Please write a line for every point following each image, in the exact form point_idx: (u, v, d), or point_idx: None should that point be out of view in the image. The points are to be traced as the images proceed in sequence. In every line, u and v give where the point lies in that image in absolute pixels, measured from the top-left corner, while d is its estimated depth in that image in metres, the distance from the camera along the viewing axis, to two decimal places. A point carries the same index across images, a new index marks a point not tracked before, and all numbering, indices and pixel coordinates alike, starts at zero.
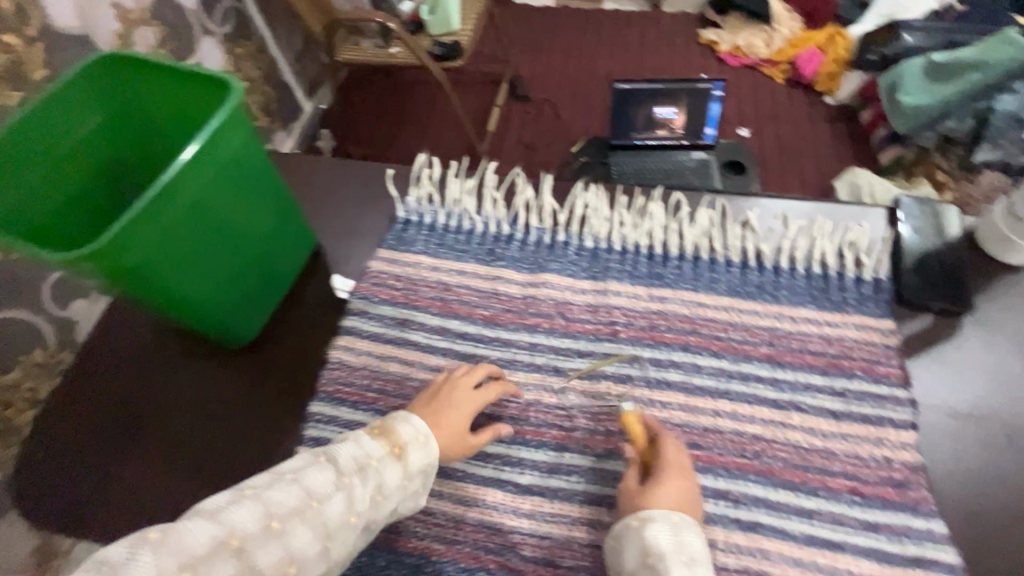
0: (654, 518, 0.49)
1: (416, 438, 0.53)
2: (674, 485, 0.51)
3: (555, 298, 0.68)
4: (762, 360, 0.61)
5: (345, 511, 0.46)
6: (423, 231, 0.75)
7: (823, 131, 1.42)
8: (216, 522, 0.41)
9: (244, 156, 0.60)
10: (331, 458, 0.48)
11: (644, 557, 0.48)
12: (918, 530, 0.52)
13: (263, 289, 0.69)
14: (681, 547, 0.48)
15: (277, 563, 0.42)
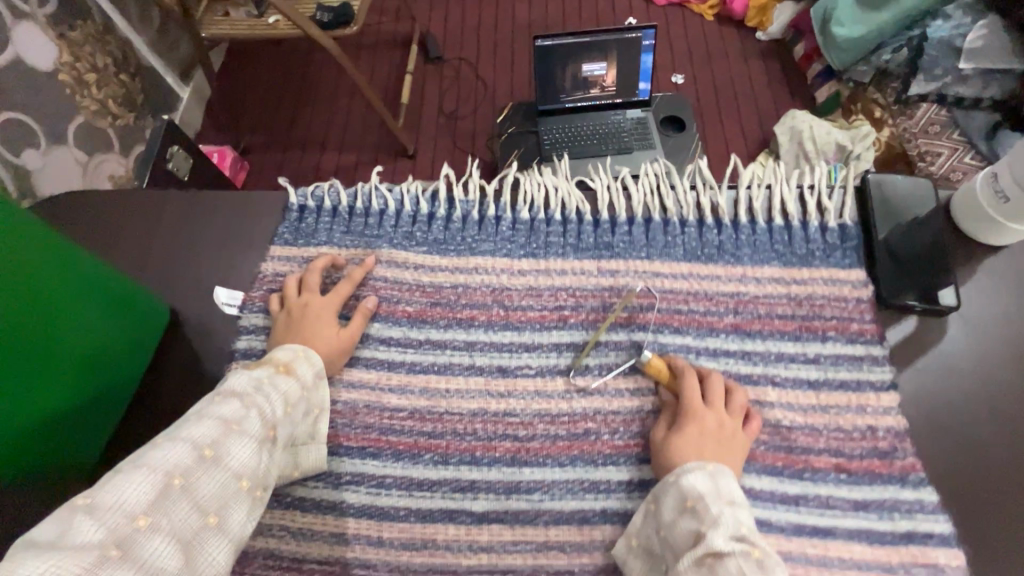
0: (688, 469, 0.45)
1: (295, 355, 0.49)
2: (711, 424, 0.48)
3: (490, 285, 0.57)
4: (729, 332, 0.54)
5: (264, 426, 0.44)
6: (324, 218, 0.63)
7: (752, 67, 1.55)
8: (148, 470, 0.37)
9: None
10: (230, 389, 0.44)
11: (682, 502, 0.43)
12: (907, 503, 0.47)
13: (112, 369, 0.53)
14: (719, 489, 0.43)
15: (219, 491, 0.39)
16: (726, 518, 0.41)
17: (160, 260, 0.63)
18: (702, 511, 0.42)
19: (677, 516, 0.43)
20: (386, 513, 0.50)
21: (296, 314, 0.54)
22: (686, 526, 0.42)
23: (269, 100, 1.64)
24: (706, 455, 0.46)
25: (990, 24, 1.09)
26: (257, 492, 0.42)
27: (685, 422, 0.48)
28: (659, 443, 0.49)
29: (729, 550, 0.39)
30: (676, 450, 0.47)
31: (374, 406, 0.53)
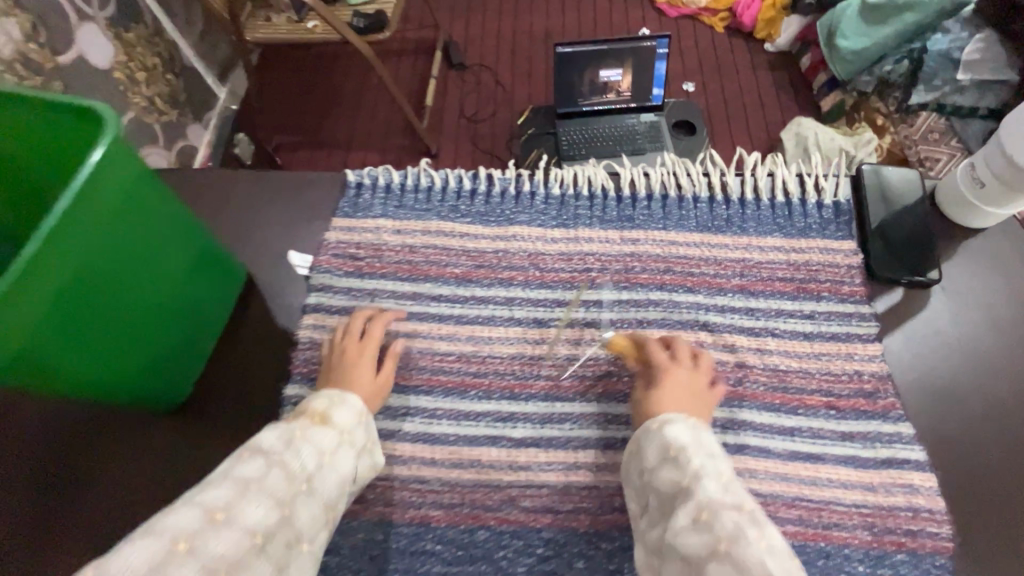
0: (670, 418, 0.48)
1: (331, 401, 0.51)
2: (682, 378, 0.53)
3: (526, 250, 0.66)
4: (736, 292, 0.62)
5: (288, 482, 0.43)
6: (379, 194, 0.70)
7: (757, 77, 1.65)
8: (154, 536, 0.35)
9: (130, 195, 0.49)
10: (259, 447, 0.45)
11: (665, 452, 0.45)
12: (888, 434, 0.55)
13: (181, 346, 0.58)
14: (699, 442, 0.45)
15: (232, 549, 0.37)
16: (707, 470, 0.42)
17: (233, 232, 0.70)
18: (682, 461, 0.44)
19: (659, 466, 0.45)
20: (435, 438, 0.58)
21: (336, 361, 0.57)
22: (671, 477, 0.43)
23: (299, 99, 1.73)
24: (681, 406, 0.51)
25: (986, 38, 1.16)
26: (292, 548, 0.42)
27: (661, 377, 0.53)
28: (639, 403, 0.53)
29: (722, 505, 0.39)
30: (658, 403, 0.51)
31: (425, 351, 0.61)
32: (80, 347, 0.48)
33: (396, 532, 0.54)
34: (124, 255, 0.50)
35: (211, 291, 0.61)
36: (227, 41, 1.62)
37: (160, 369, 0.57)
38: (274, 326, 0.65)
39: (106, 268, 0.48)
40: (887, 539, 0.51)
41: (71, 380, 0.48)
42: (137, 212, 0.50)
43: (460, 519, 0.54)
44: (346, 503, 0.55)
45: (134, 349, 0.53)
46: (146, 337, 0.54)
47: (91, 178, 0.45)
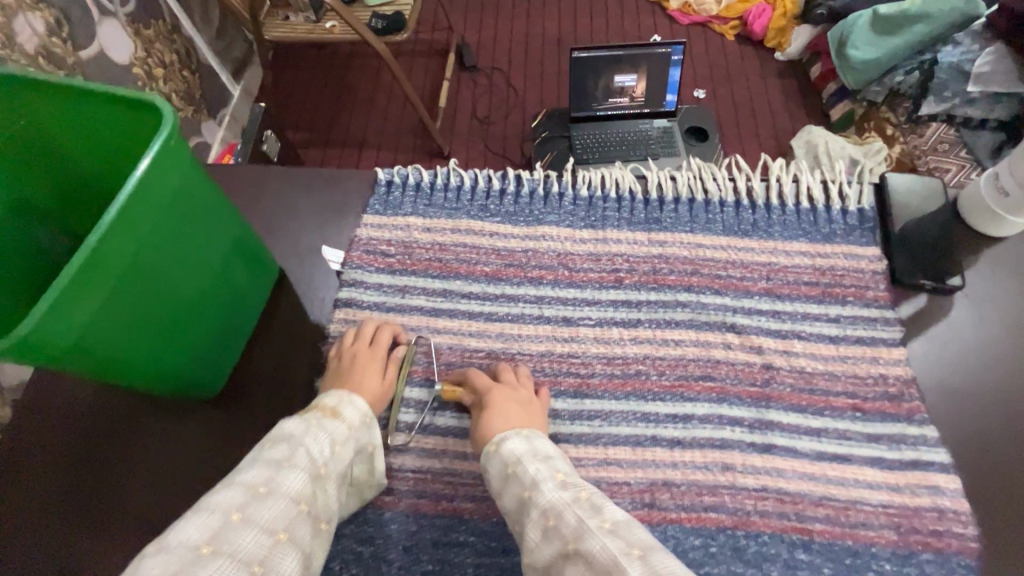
0: (506, 437, 0.52)
1: (340, 400, 0.53)
2: (508, 393, 0.55)
3: (556, 250, 0.67)
4: (762, 295, 0.63)
5: (312, 464, 0.46)
6: (409, 192, 0.71)
7: (768, 85, 1.66)
8: (208, 512, 0.39)
9: (183, 183, 0.50)
10: (281, 434, 0.47)
11: (504, 469, 0.50)
12: (914, 437, 0.56)
13: (222, 332, 0.60)
14: (534, 449, 0.51)
15: (278, 518, 0.41)
16: (542, 476, 0.48)
17: (267, 228, 0.72)
18: (521, 473, 0.49)
19: (502, 485, 0.50)
20: (467, 432, 0.59)
21: (345, 362, 0.58)
22: (515, 495, 0.48)
23: (313, 97, 1.73)
24: (513, 418, 0.54)
25: (996, 52, 1.17)
26: (320, 527, 0.44)
27: (487, 399, 0.55)
28: (475, 427, 0.56)
29: (564, 505, 0.45)
30: (487, 423, 0.54)
31: (456, 347, 0.62)
32: (136, 330, 0.49)
33: (429, 523, 0.55)
34: (178, 241, 0.51)
35: (250, 277, 0.62)
36: (242, 40, 1.63)
37: (203, 355, 0.58)
38: (307, 321, 0.66)
39: (162, 254, 0.50)
40: (913, 539, 0.52)
41: (126, 364, 0.49)
42: (190, 202, 0.52)
43: (492, 512, 0.55)
44: (380, 495, 0.56)
45: (181, 334, 0.54)
46: (192, 322, 0.55)
47: (152, 168, 0.46)
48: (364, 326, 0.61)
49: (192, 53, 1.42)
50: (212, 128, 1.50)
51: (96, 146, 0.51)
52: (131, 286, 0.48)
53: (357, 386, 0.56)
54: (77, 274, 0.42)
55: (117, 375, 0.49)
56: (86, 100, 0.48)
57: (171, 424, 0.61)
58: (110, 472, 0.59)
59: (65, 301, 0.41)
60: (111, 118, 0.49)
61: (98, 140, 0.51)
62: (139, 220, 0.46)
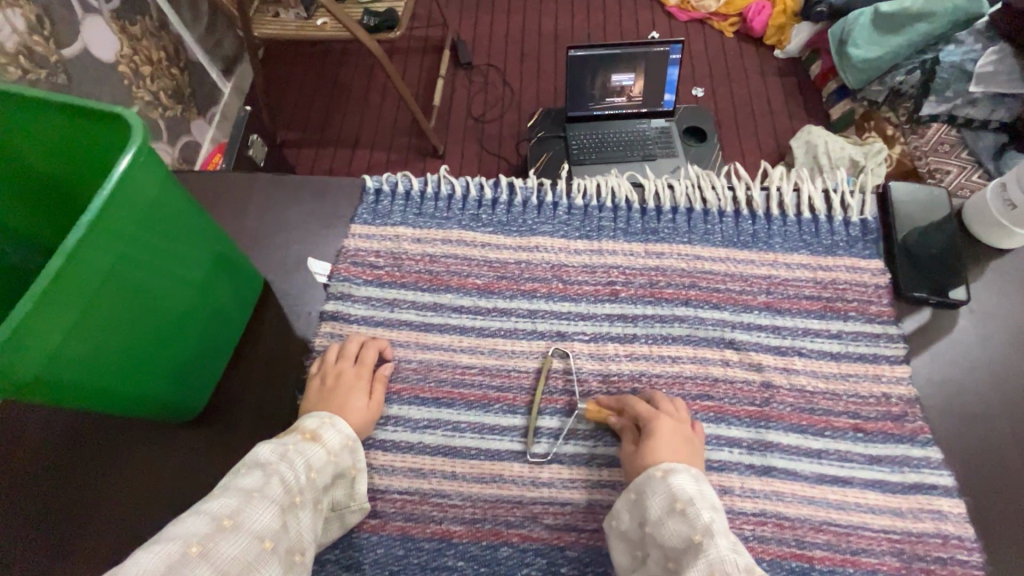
0: (676, 469, 0.49)
1: (321, 423, 0.52)
2: (670, 424, 0.52)
3: (549, 261, 0.64)
4: (762, 310, 0.61)
5: (287, 492, 0.45)
6: (398, 201, 0.69)
7: (766, 84, 1.64)
8: (166, 542, 0.38)
9: (158, 198, 0.48)
10: (255, 460, 0.46)
11: (671, 503, 0.46)
12: (917, 459, 0.55)
13: (203, 351, 0.58)
14: (702, 494, 0.47)
15: (241, 554, 0.40)
16: (717, 526, 0.45)
17: (250, 238, 0.70)
18: (693, 515, 0.45)
19: (664, 518, 0.46)
20: (457, 452, 0.57)
21: (329, 382, 0.56)
22: (677, 531, 0.45)
23: (304, 95, 1.70)
24: (680, 456, 0.51)
25: (999, 51, 1.15)
26: (291, 559, 0.43)
27: (655, 426, 0.52)
28: (632, 453, 0.52)
29: (733, 568, 0.41)
30: (653, 453, 0.50)
31: (446, 364, 0.60)
32: (110, 353, 0.47)
33: (417, 548, 0.53)
34: (154, 258, 0.49)
35: (232, 293, 0.60)
36: (232, 36, 1.60)
37: (183, 376, 0.56)
38: (293, 335, 0.65)
39: (138, 272, 0.48)
40: (916, 566, 0.51)
41: (100, 389, 0.47)
42: (168, 216, 0.50)
43: (483, 536, 0.53)
44: (367, 518, 0.54)
45: (159, 356, 0.52)
46: (171, 342, 0.53)
47: (125, 182, 0.44)
48: (346, 344, 0.60)
49: (180, 49, 1.38)
50: (202, 126, 1.46)
51: (68, 161, 0.49)
52: (105, 307, 0.45)
53: (339, 409, 0.54)
54: (43, 297, 0.39)
55: (91, 402, 0.47)
56: (53, 114, 0.46)
57: (155, 436, 0.59)
58: (87, 492, 0.57)
59: (28, 326, 0.39)
60: (82, 132, 0.47)
61: (69, 155, 0.49)
62: (112, 236, 0.44)
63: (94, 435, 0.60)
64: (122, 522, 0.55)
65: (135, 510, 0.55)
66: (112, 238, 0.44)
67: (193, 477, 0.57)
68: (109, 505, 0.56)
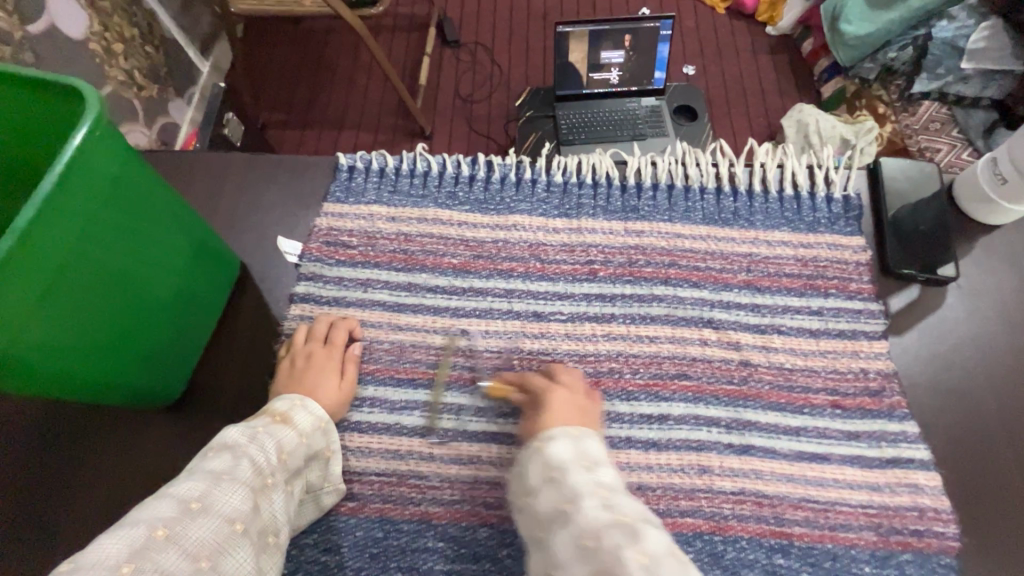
0: (554, 434, 0.47)
1: (291, 405, 0.51)
2: (566, 397, 0.51)
3: (527, 240, 0.63)
4: (741, 288, 0.61)
5: (258, 474, 0.43)
6: (372, 178, 0.67)
7: (757, 61, 1.61)
8: (131, 527, 0.36)
9: (121, 177, 0.46)
10: (223, 443, 0.44)
11: (545, 472, 0.43)
12: (894, 433, 0.55)
13: (176, 337, 0.56)
14: (582, 454, 0.44)
15: (212, 537, 0.38)
16: (584, 488, 0.40)
17: (223, 219, 0.68)
18: (563, 480, 0.42)
19: (540, 487, 0.43)
20: (435, 433, 0.56)
21: (299, 364, 0.56)
22: (551, 501, 0.41)
23: (287, 74, 1.66)
24: (566, 420, 0.49)
25: (992, 27, 1.14)
26: (265, 540, 0.42)
27: (547, 399, 0.51)
28: (528, 428, 0.51)
29: (604, 526, 0.36)
30: (541, 424, 0.49)
31: (420, 345, 0.59)
32: (75, 337, 0.45)
33: (396, 529, 0.53)
34: (118, 240, 0.47)
35: (205, 278, 0.58)
36: (210, 12, 1.54)
37: (154, 364, 0.54)
38: (265, 320, 0.63)
39: (100, 252, 0.46)
40: (894, 540, 0.51)
41: (68, 376, 0.46)
42: (132, 193, 0.48)
43: (461, 516, 0.53)
44: (343, 501, 0.54)
45: (127, 342, 0.50)
46: (140, 328, 0.51)
47: (80, 158, 0.42)
48: (315, 324, 0.59)
49: (155, 27, 1.33)
50: (179, 106, 1.42)
51: (25, 141, 0.47)
52: (66, 288, 0.43)
53: (310, 390, 0.54)
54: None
55: (55, 388, 0.45)
56: (13, 88, 0.44)
57: (126, 419, 0.58)
58: (59, 473, 0.56)
59: None
60: (37, 109, 0.45)
61: (23, 136, 0.47)
62: (70, 214, 0.42)
63: (63, 419, 0.58)
64: (97, 510, 0.54)
65: (111, 498, 0.55)
66: (69, 217, 0.42)
67: (169, 460, 0.56)
68: (85, 493, 0.55)
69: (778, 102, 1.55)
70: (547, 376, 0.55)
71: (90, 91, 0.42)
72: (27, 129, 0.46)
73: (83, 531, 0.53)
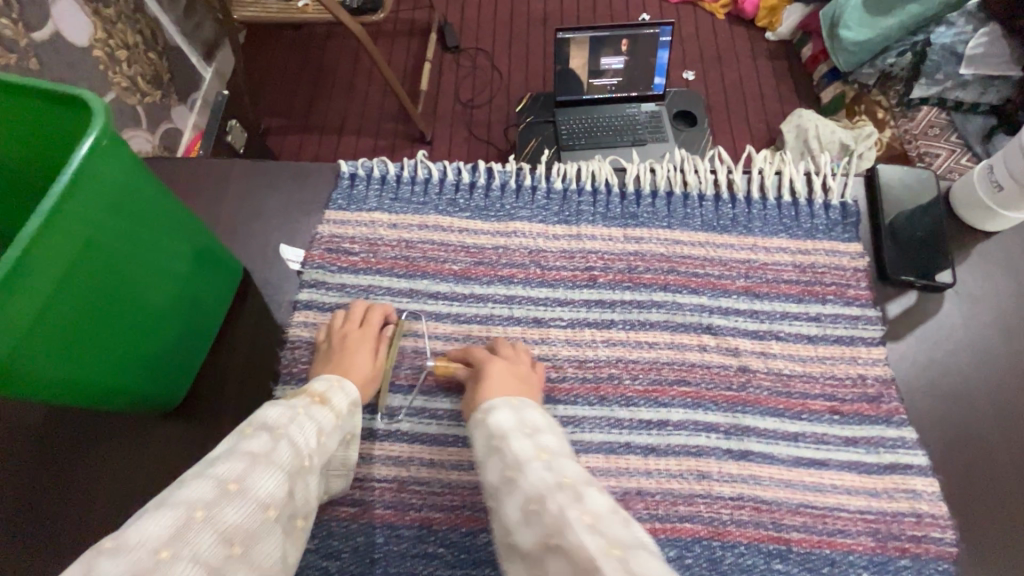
0: (495, 406, 0.49)
1: (329, 386, 0.52)
2: (503, 365, 0.53)
3: (527, 247, 0.64)
4: (739, 294, 0.61)
5: (294, 457, 0.44)
6: (374, 185, 0.67)
7: (757, 67, 1.62)
8: (173, 506, 0.37)
9: (125, 187, 0.47)
10: (262, 423, 0.45)
11: (488, 442, 0.46)
12: (892, 439, 0.55)
13: (178, 344, 0.56)
14: (524, 422, 0.47)
15: (248, 521, 0.39)
16: (526, 455, 0.43)
17: (227, 226, 0.68)
18: (505, 448, 0.44)
19: (486, 458, 0.45)
20: (436, 439, 0.56)
21: (334, 346, 0.57)
22: (497, 470, 0.43)
23: (288, 80, 1.67)
24: (506, 389, 0.51)
25: (991, 32, 1.15)
26: (294, 524, 0.43)
27: (486, 369, 0.53)
28: (470, 400, 0.53)
29: (548, 489, 0.39)
30: (478, 394, 0.51)
31: (421, 350, 0.60)
32: (79, 342, 0.46)
33: (398, 535, 0.53)
34: (122, 249, 0.48)
35: (208, 285, 0.59)
36: (212, 19, 1.55)
37: (156, 371, 0.54)
38: (267, 326, 0.64)
39: (104, 261, 0.46)
40: (892, 545, 0.52)
41: (73, 384, 0.46)
42: (136, 202, 0.48)
43: (462, 522, 0.53)
44: (345, 506, 0.54)
45: (130, 349, 0.51)
46: (143, 336, 0.52)
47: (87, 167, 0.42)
48: (349, 308, 0.60)
49: (158, 34, 1.34)
50: (182, 112, 1.44)
51: (32, 150, 0.48)
52: (70, 294, 0.44)
53: (347, 370, 0.55)
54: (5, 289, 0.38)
55: (59, 395, 0.46)
56: (21, 99, 0.45)
57: (130, 426, 0.58)
58: (64, 480, 0.56)
59: None
60: (43, 120, 0.46)
61: (30, 146, 0.47)
62: (76, 221, 0.43)
63: (66, 427, 0.59)
64: (102, 514, 0.55)
65: (116, 503, 0.55)
66: (76, 224, 0.43)
67: (173, 466, 0.57)
68: (89, 499, 0.55)
69: (778, 107, 1.56)
70: (490, 350, 0.57)
71: (95, 102, 0.43)
72: (34, 140, 0.47)
73: (87, 536, 0.54)
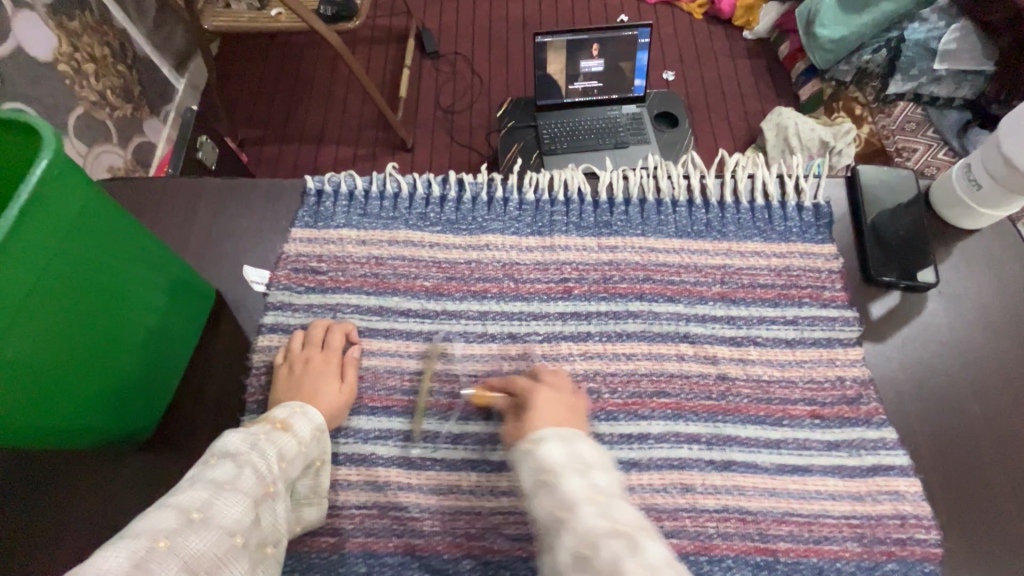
0: (544, 436, 0.44)
1: (291, 412, 0.50)
2: (550, 395, 0.51)
3: (501, 260, 0.62)
4: (716, 300, 0.60)
5: (260, 483, 0.43)
6: (341, 202, 0.66)
7: (735, 66, 1.62)
8: (131, 539, 0.35)
9: (86, 213, 0.45)
10: (224, 451, 0.43)
11: (540, 475, 0.41)
12: (873, 441, 0.55)
13: (151, 372, 0.54)
14: (576, 456, 0.42)
15: (213, 550, 0.37)
16: (580, 494, 0.38)
17: (194, 247, 0.66)
18: (556, 484, 0.40)
19: (534, 492, 0.41)
20: (412, 463, 0.55)
21: (297, 370, 0.55)
22: (547, 507, 0.39)
23: (263, 89, 1.64)
24: (556, 420, 0.48)
25: (962, 28, 1.15)
26: (263, 552, 0.42)
27: (531, 398, 0.51)
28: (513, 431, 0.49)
29: (603, 535, 0.35)
30: (528, 423, 0.47)
31: (394, 370, 0.58)
32: (39, 382, 0.43)
33: (381, 563, 0.51)
34: (84, 276, 0.45)
35: (181, 308, 0.57)
36: (182, 29, 1.52)
37: (129, 401, 0.52)
38: (236, 351, 0.62)
39: (67, 291, 0.44)
40: (878, 550, 0.51)
41: (34, 422, 0.44)
42: (98, 227, 0.46)
43: (444, 548, 0.52)
44: (322, 536, 0.52)
45: (98, 381, 0.48)
46: (110, 366, 0.49)
47: (39, 198, 0.40)
48: (312, 329, 0.58)
49: (127, 47, 1.31)
50: (154, 125, 1.40)
51: None
52: (24, 334, 0.41)
53: (311, 397, 0.53)
54: None
55: (20, 435, 0.43)
56: None
57: (94, 459, 0.56)
58: (26, 519, 0.54)
59: None
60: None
61: None
62: (32, 256, 0.41)
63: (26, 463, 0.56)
64: (68, 553, 0.52)
65: (84, 540, 0.53)
66: (30, 257, 0.40)
67: (141, 500, 0.54)
68: (57, 538, 0.53)
69: (757, 107, 1.56)
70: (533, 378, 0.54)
71: (50, 127, 0.41)
72: None
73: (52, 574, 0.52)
